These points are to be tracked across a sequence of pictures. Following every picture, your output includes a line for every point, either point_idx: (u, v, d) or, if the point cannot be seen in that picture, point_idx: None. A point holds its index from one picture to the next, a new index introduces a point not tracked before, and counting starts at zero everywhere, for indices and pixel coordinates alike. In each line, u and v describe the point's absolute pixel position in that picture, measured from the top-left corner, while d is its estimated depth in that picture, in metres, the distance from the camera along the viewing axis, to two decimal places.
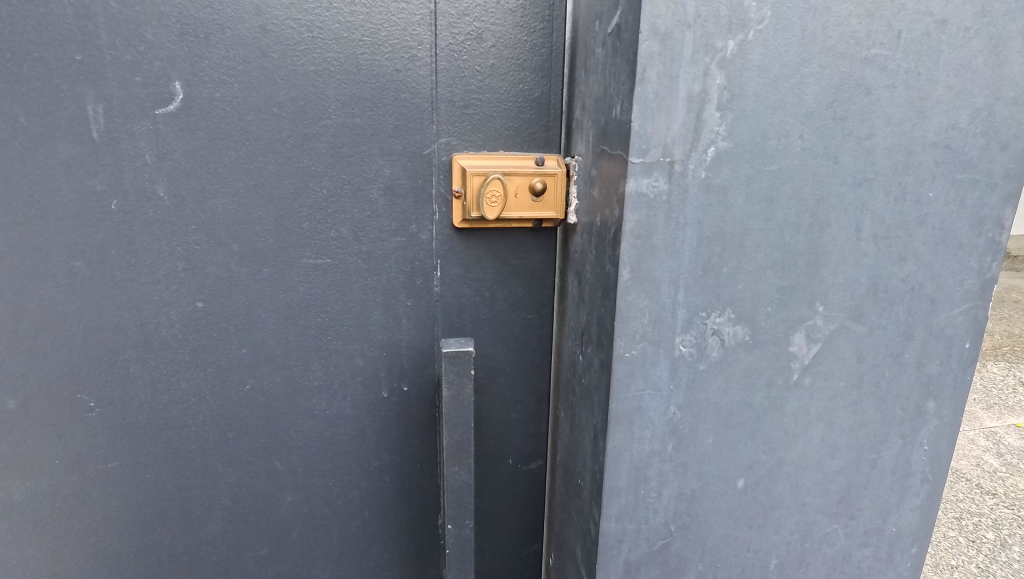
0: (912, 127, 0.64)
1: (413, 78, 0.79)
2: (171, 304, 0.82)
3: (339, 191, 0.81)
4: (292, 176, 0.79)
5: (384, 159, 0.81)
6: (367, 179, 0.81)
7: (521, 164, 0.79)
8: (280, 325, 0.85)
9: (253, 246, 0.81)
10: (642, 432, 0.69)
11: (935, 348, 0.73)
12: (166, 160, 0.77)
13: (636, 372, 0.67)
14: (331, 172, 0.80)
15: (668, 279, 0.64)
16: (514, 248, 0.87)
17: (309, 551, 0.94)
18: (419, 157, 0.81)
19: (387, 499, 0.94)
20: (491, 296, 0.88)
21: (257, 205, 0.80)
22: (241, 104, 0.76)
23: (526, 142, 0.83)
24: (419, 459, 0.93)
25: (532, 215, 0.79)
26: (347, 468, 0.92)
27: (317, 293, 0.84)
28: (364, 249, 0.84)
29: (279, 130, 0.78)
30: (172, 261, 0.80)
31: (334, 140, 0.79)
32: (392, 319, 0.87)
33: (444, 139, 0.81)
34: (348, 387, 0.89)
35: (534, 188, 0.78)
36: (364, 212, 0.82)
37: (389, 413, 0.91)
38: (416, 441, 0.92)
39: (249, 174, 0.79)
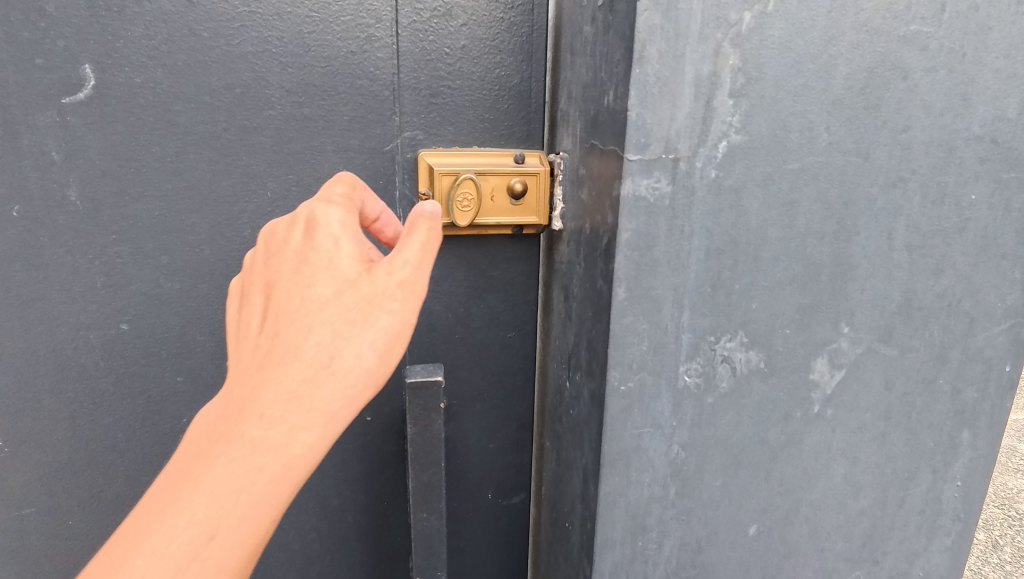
0: (954, 119, 0.55)
1: (372, 61, 0.68)
2: (89, 326, 0.70)
3: (287, 195, 0.70)
4: (230, 177, 0.69)
5: (340, 157, 0.70)
6: (320, 179, 0.70)
7: (498, 162, 0.69)
8: (221, 348, 0.74)
9: (188, 257, 0.70)
10: (640, 476, 0.59)
11: (972, 372, 0.64)
12: (79, 158, 0.65)
13: (634, 408, 0.57)
14: (277, 172, 0.69)
15: (670, 298, 0.54)
16: (491, 258, 0.76)
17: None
18: (380, 154, 0.71)
19: (351, 541, 0.83)
20: (466, 312, 0.78)
21: (190, 210, 0.69)
22: (167, 92, 0.65)
23: (503, 136, 0.73)
24: (386, 495, 0.83)
25: (511, 221, 0.68)
26: (304, 510, 0.81)
27: None
28: None
29: (214, 122, 0.67)
30: (90, 276, 0.69)
31: (281, 134, 0.68)
32: None
33: (409, 133, 0.71)
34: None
35: (512, 189, 0.67)
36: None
37: (351, 446, 0.80)
38: (382, 476, 0.82)
39: (179, 176, 0.68)
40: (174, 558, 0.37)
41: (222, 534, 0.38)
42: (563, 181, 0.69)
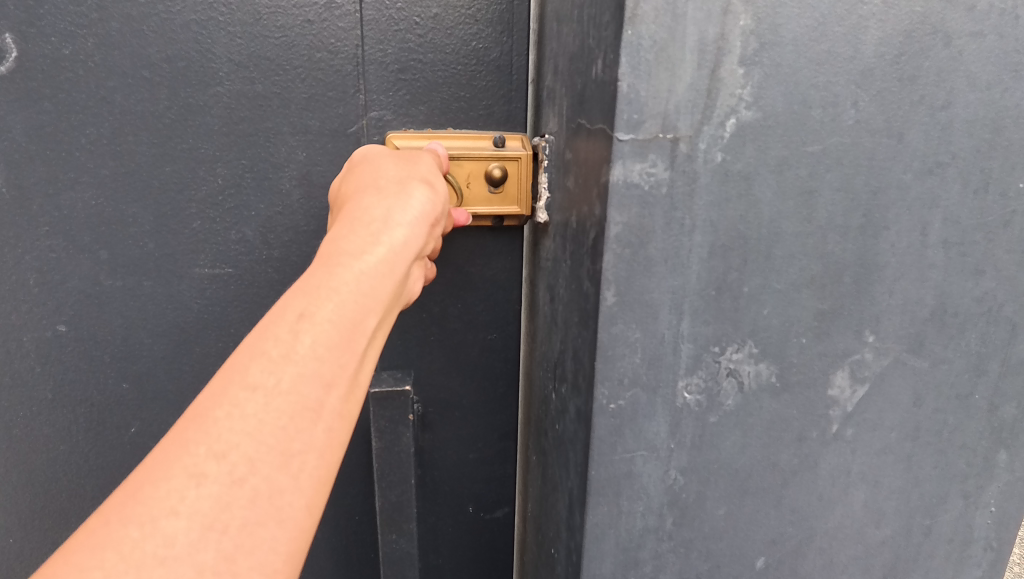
0: (1004, 94, 0.47)
1: (331, 31, 0.61)
2: (23, 327, 0.65)
3: (240, 181, 0.64)
4: (173, 163, 0.63)
5: (298, 139, 0.64)
6: (276, 166, 0.64)
7: (474, 145, 0.61)
8: (171, 352, 0.68)
9: (130, 252, 0.65)
10: (633, 505, 0.52)
11: (1013, 386, 0.56)
12: (2, 138, 0.61)
13: (626, 429, 0.49)
14: (228, 157, 0.64)
15: (668, 303, 0.46)
16: (468, 252, 0.69)
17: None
18: (343, 136, 0.64)
19: (320, 558, 0.77)
20: (440, 311, 0.71)
21: (130, 199, 0.64)
22: (101, 66, 0.60)
23: (481, 118, 0.65)
24: (357, 509, 0.76)
25: (490, 211, 0.61)
26: None
27: (216, 310, 0.68)
28: (275, 256, 0.67)
29: (154, 100, 0.62)
30: (20, 271, 0.64)
31: (230, 117, 0.63)
32: None
33: (375, 113, 0.64)
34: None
35: (491, 176, 0.60)
36: (274, 206, 0.66)
37: None
38: (352, 490, 0.75)
39: (117, 160, 0.63)
40: (212, 409, 0.32)
41: (260, 378, 0.33)
42: (548, 168, 0.61)
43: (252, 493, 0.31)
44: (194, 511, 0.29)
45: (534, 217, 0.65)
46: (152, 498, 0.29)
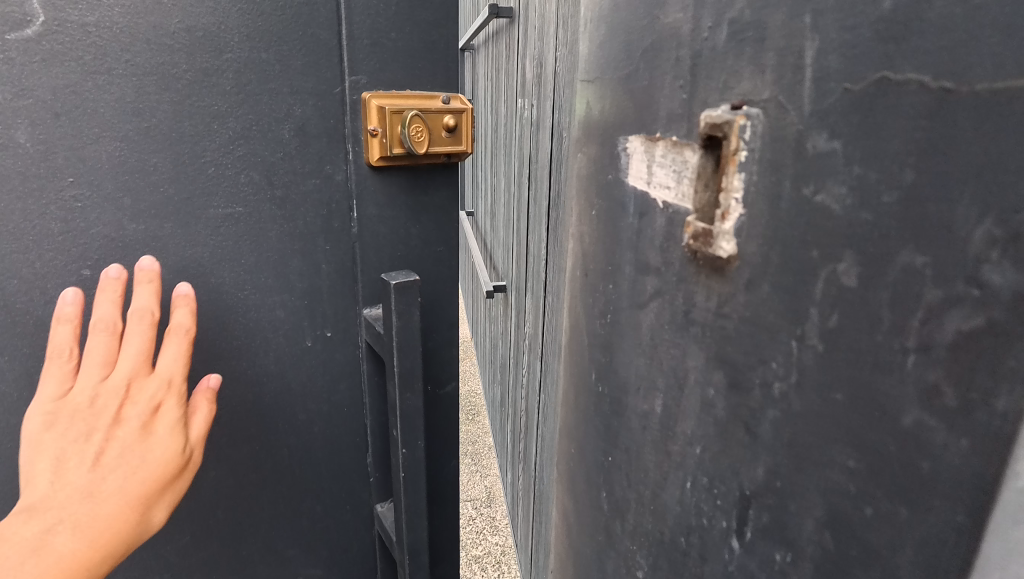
0: None
1: (322, 11, 1.00)
2: (56, 273, 0.92)
3: (248, 133, 0.99)
4: (191, 119, 0.94)
5: (294, 99, 1.01)
6: (278, 120, 1.01)
7: (433, 104, 1.09)
8: (191, 278, 1.01)
9: (151, 199, 0.95)
10: (634, 433, 0.86)
11: None
12: (27, 96, 0.85)
13: (675, 424, 0.76)
14: (236, 114, 0.97)
15: (881, 339, 0.49)
16: (422, 182, 1.16)
17: (244, 514, 1.20)
18: (329, 96, 1.03)
19: (315, 432, 1.23)
20: (406, 233, 1.18)
21: (151, 150, 0.93)
22: (128, 28, 0.87)
23: (430, 83, 1.11)
24: (344, 404, 1.23)
25: (450, 147, 1.12)
26: (278, 404, 1.17)
27: (225, 239, 1.02)
28: (276, 196, 1.04)
29: (173, 62, 0.91)
30: (44, 221, 0.90)
31: (238, 80, 0.96)
32: (312, 265, 1.11)
33: (354, 79, 1.04)
34: (272, 336, 1.12)
35: (449, 125, 1.10)
36: (276, 154, 1.02)
37: (316, 360, 1.18)
38: (339, 387, 1.22)
39: (139, 117, 0.91)
40: (62, 496, 0.81)
41: (49, 530, 0.79)
42: (739, 198, 0.62)
43: (74, 543, 0.80)
44: (33, 534, 0.78)
45: (711, 249, 0.66)
46: (17, 542, 0.77)
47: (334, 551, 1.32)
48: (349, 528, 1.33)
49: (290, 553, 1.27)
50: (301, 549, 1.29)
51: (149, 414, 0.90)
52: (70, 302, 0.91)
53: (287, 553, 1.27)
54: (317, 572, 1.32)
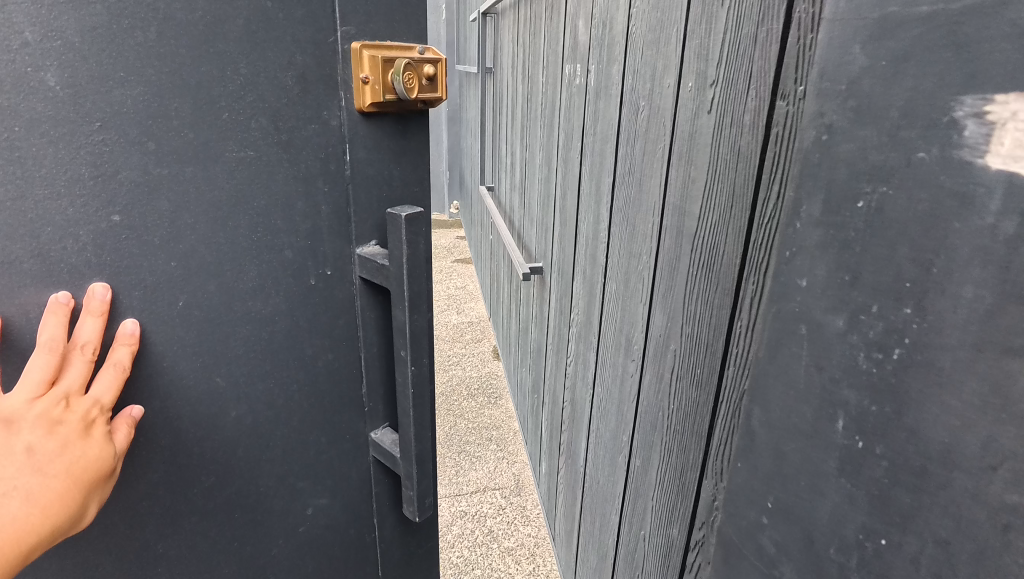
0: None
1: None
2: (77, 224, 0.69)
3: (257, 80, 0.76)
4: (208, 63, 0.72)
5: (296, 46, 0.78)
6: (281, 67, 0.78)
7: (409, 52, 0.85)
8: (209, 230, 0.79)
9: (174, 143, 0.73)
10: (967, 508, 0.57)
11: None
12: (53, 36, 0.63)
13: None
14: (248, 58, 0.75)
15: None
16: (405, 129, 0.92)
17: (257, 462, 0.94)
18: (325, 45, 0.80)
19: (322, 386, 0.97)
20: (388, 174, 0.92)
21: (173, 95, 0.71)
22: None
23: (411, 30, 0.87)
24: (344, 338, 0.97)
25: (434, 97, 0.87)
26: (283, 373, 0.92)
27: (234, 184, 0.79)
28: (283, 139, 0.81)
29: (191, 8, 0.69)
30: (74, 166, 0.67)
31: (249, 23, 0.74)
32: (313, 207, 0.87)
33: (343, 28, 0.80)
34: (278, 276, 0.87)
35: (431, 73, 0.85)
36: (281, 99, 0.79)
37: (319, 302, 0.93)
38: (339, 323, 0.96)
39: (162, 60, 0.69)
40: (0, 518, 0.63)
41: None
42: None
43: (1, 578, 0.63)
44: None
45: None
46: None
47: (341, 488, 1.06)
48: (346, 465, 1.05)
49: (300, 485, 1.00)
50: (314, 488, 1.02)
51: (86, 423, 0.70)
52: (99, 296, 0.72)
53: (298, 486, 1.00)
54: (323, 505, 1.04)
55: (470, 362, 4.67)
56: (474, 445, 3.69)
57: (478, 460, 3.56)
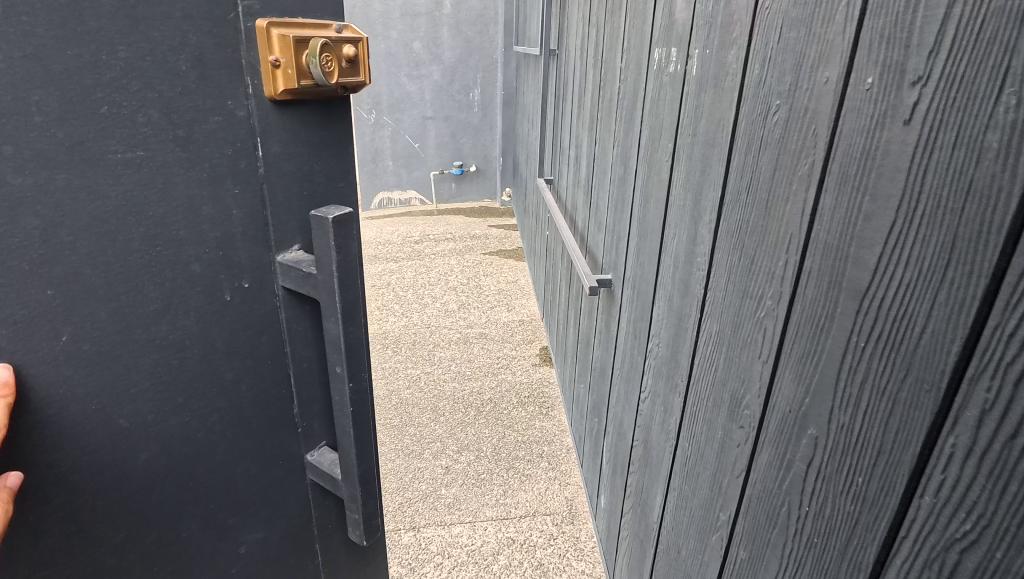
0: None
1: None
2: None
3: (141, 64, 0.69)
4: (76, 45, 0.64)
5: (187, 23, 0.72)
6: (173, 49, 0.72)
7: (324, 31, 0.84)
8: (95, 248, 0.71)
9: (38, 146, 0.64)
10: None
11: None
12: None
13: None
14: (128, 39, 0.68)
15: None
16: (318, 115, 0.91)
17: (177, 505, 0.87)
18: (226, 24, 0.75)
19: (246, 411, 0.93)
20: (308, 168, 0.91)
21: (31, 85, 0.62)
22: None
23: (319, 8, 0.85)
24: (268, 355, 0.94)
25: (354, 80, 0.88)
26: (201, 394, 0.86)
27: (126, 197, 0.72)
28: (181, 134, 0.75)
29: None
30: None
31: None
32: (223, 211, 0.83)
33: (244, 3, 0.76)
34: (187, 294, 0.81)
35: (350, 54, 0.86)
36: (174, 87, 0.73)
37: (236, 317, 0.88)
38: (261, 339, 0.92)
39: (11, 42, 0.60)
40: None
41: None
42: None
43: None
44: None
45: None
46: None
47: (275, 518, 1.03)
48: (283, 488, 1.03)
49: (231, 522, 0.96)
50: (246, 518, 0.98)
51: None
52: None
53: (227, 522, 0.96)
54: (258, 539, 1.01)
55: (519, 367, 4.39)
56: (523, 461, 3.43)
57: (528, 479, 3.30)
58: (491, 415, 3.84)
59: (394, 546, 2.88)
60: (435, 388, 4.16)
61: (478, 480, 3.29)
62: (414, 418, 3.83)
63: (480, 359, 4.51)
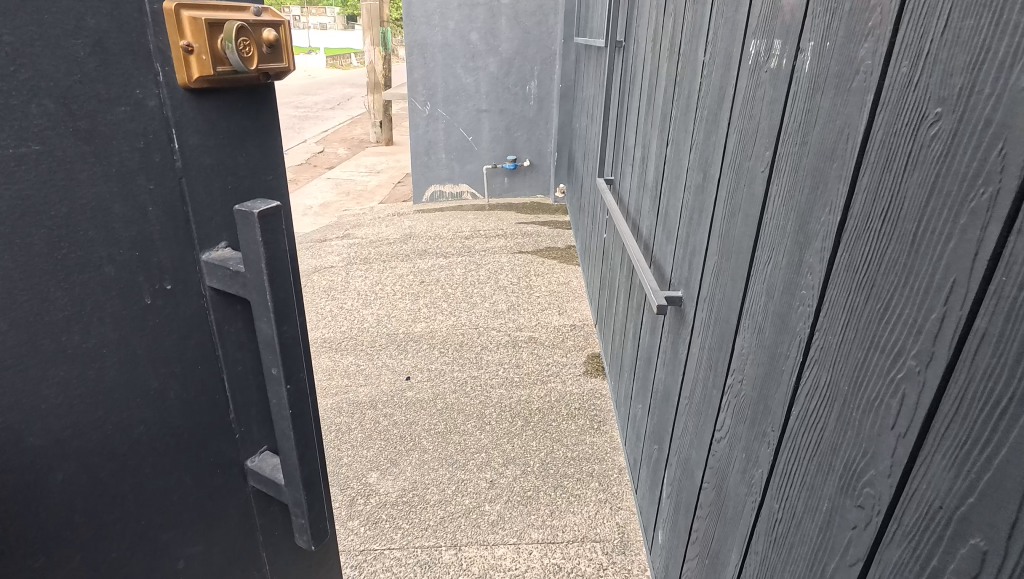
0: None
1: None
2: None
3: (32, 52, 0.67)
4: None
5: (84, 8, 0.71)
6: (69, 34, 0.70)
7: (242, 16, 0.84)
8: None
9: None
10: None
11: None
12: None
13: None
14: (14, 24, 0.65)
15: None
16: (230, 102, 0.92)
17: (102, 523, 0.83)
18: (126, 9, 0.75)
19: (173, 416, 0.92)
20: (230, 158, 0.94)
21: None
22: None
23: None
24: (198, 359, 0.94)
25: (273, 65, 0.89)
26: (125, 398, 0.84)
27: (27, 196, 0.69)
28: (81, 127, 0.73)
29: None
30: None
31: None
32: (137, 210, 0.81)
33: None
34: (103, 300, 0.79)
35: (270, 40, 0.87)
36: (73, 76, 0.71)
37: (159, 319, 0.87)
38: (190, 342, 0.92)
39: None
40: None
41: None
42: None
43: None
44: None
45: None
46: None
47: (209, 530, 1.01)
48: (219, 495, 1.02)
49: (164, 539, 0.93)
50: (184, 532, 0.97)
51: None
52: None
53: (161, 538, 0.93)
54: (196, 554, 0.99)
55: (571, 376, 4.18)
56: (573, 480, 3.23)
57: (577, 500, 3.09)
58: (539, 427, 3.67)
59: (434, 565, 2.74)
60: (482, 394, 4.02)
61: (524, 497, 3.12)
62: (459, 425, 3.70)
63: (530, 365, 4.34)
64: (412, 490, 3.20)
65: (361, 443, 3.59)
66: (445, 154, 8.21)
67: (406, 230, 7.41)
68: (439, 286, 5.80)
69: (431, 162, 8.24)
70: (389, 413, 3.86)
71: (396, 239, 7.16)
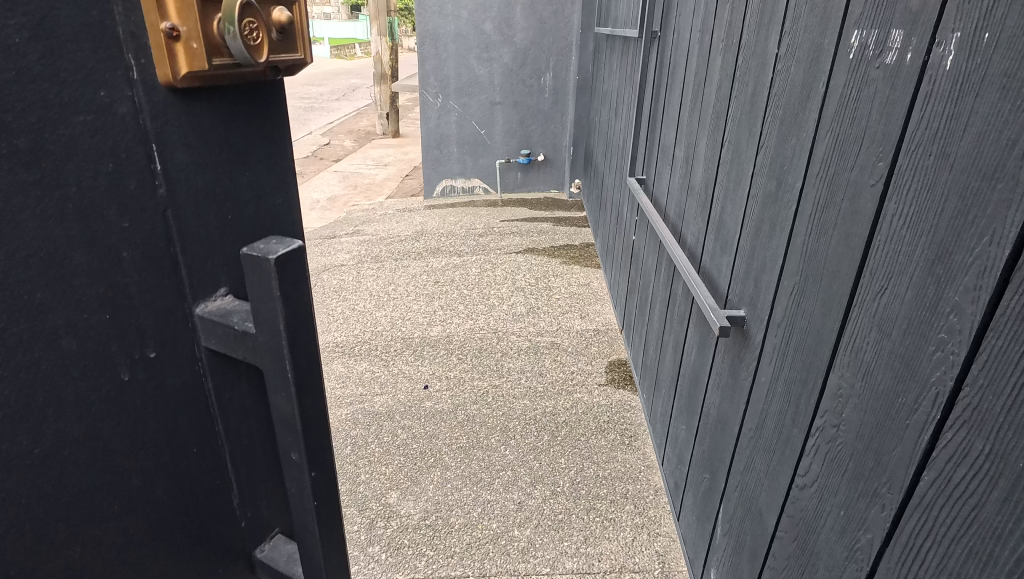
0: None
1: None
2: None
3: None
4: None
5: None
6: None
7: None
8: None
9: None
10: None
11: None
12: None
13: None
14: None
15: None
16: (227, 103, 0.72)
17: None
18: None
19: (166, 514, 0.75)
20: (228, 180, 0.75)
21: None
22: None
23: None
24: (194, 442, 0.76)
25: (283, 56, 0.71)
26: (101, 505, 0.66)
27: None
28: (23, 147, 0.55)
29: None
30: None
31: None
32: (108, 257, 0.63)
33: None
34: (62, 384, 0.61)
35: (281, 23, 0.68)
36: (9, 73, 0.53)
37: (144, 401, 0.69)
38: (181, 421, 0.74)
39: None
40: None
41: None
42: None
43: None
44: None
45: None
46: None
47: None
48: None
49: None
50: None
51: None
52: None
53: None
54: None
55: (598, 386, 3.98)
56: (606, 502, 3.03)
57: (613, 525, 2.90)
58: (568, 442, 3.46)
59: None
60: (504, 405, 3.82)
61: (554, 521, 2.92)
62: (482, 440, 3.50)
63: (554, 374, 4.13)
64: (435, 512, 3.01)
65: (379, 459, 3.39)
66: (457, 147, 7.98)
67: (418, 227, 7.19)
68: (455, 286, 5.58)
69: (443, 156, 8.00)
70: (407, 425, 3.67)
71: (409, 236, 6.94)
